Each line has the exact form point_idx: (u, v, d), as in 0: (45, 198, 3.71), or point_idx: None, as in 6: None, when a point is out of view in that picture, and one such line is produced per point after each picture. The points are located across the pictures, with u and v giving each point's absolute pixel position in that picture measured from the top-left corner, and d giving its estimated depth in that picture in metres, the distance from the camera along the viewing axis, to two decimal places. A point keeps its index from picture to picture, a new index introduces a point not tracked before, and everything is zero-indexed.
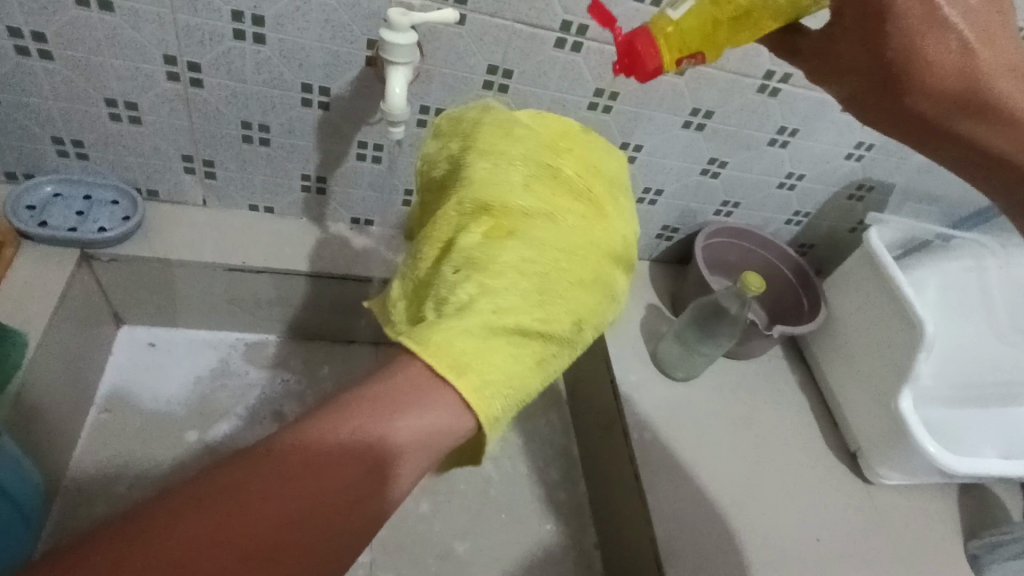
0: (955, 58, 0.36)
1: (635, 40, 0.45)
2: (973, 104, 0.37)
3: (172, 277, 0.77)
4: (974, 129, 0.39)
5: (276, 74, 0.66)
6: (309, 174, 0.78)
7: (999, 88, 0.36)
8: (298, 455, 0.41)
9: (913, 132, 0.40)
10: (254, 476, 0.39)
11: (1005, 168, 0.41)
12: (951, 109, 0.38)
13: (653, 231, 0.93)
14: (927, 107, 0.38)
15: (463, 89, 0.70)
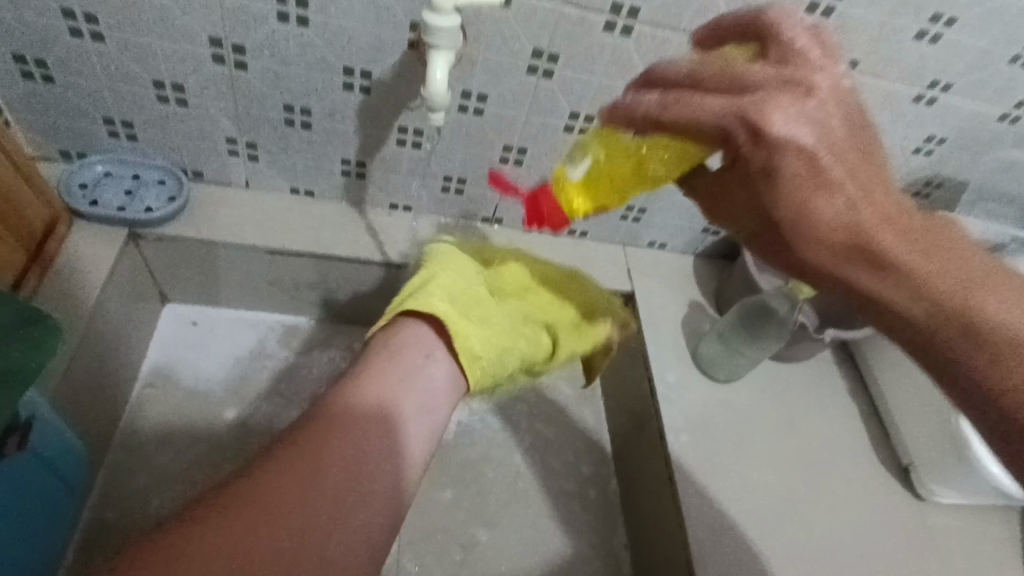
0: (829, 210, 0.37)
1: (541, 207, 0.60)
2: (862, 250, 0.38)
3: (215, 258, 0.78)
4: (856, 276, 0.39)
5: (318, 57, 0.65)
6: (349, 159, 0.77)
7: (879, 241, 0.37)
8: (301, 455, 0.49)
9: (819, 280, 0.40)
10: (297, 452, 0.49)
11: (895, 319, 0.39)
12: (830, 247, 0.38)
13: (699, 225, 0.89)
14: (812, 249, 0.39)
15: (506, 74, 0.68)
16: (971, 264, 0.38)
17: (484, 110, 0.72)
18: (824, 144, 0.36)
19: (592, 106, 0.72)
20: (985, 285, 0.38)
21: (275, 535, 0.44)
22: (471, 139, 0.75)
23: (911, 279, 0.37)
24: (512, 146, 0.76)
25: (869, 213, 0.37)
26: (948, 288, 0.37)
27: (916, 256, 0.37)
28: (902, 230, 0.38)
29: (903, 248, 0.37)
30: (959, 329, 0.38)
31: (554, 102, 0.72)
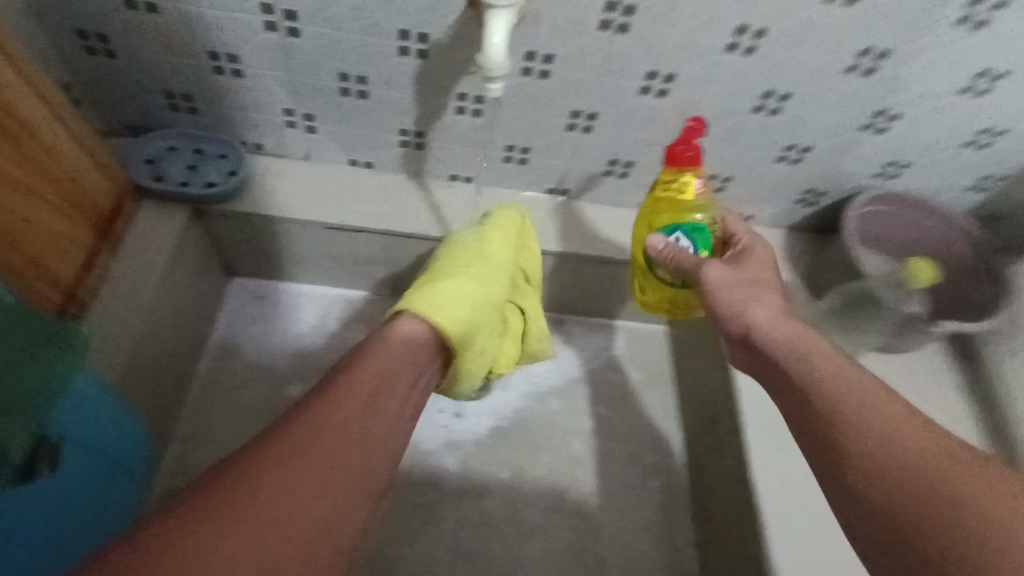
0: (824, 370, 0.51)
1: (693, 148, 0.64)
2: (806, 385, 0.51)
3: (275, 232, 0.77)
4: (795, 375, 0.52)
5: (372, 20, 0.61)
6: (408, 129, 0.73)
7: (818, 395, 0.50)
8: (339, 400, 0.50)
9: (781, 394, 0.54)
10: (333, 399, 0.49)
11: (857, 459, 0.45)
12: (815, 381, 0.51)
13: (791, 196, 0.79)
14: (835, 390, 0.49)
15: (575, 31, 0.61)
16: (874, 392, 0.48)
17: (550, 73, 0.65)
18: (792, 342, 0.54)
19: (672, 64, 0.64)
20: (925, 447, 0.44)
21: (323, 464, 0.45)
22: (536, 104, 0.69)
23: (857, 418, 0.47)
24: (580, 111, 0.69)
25: (833, 373, 0.51)
26: (872, 425, 0.46)
27: (899, 420, 0.46)
28: (812, 369, 0.51)
29: (880, 406, 0.47)
30: (875, 457, 0.44)
31: (628, 61, 0.64)
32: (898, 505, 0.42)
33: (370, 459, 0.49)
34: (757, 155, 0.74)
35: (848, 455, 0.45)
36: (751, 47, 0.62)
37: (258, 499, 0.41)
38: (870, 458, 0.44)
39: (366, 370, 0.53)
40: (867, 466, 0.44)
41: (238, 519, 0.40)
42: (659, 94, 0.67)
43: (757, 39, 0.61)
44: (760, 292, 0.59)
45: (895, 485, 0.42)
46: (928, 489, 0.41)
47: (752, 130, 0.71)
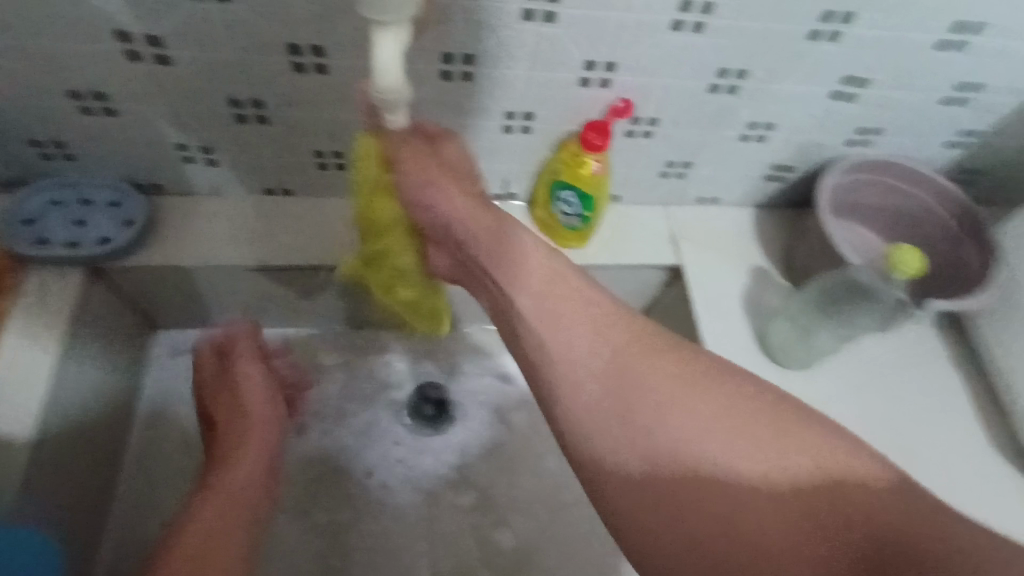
0: (577, 336, 0.49)
1: (603, 135, 0.60)
2: (571, 375, 0.49)
3: (192, 280, 0.68)
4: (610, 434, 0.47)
5: (253, 36, 0.51)
6: (323, 150, 0.64)
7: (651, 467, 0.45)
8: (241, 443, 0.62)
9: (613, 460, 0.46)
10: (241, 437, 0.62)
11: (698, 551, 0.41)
12: (651, 421, 0.45)
13: (759, 173, 0.72)
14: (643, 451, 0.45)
15: (494, 24, 0.52)
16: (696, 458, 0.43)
17: (473, 74, 0.56)
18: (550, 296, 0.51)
19: (611, 50, 0.55)
20: (756, 486, 0.41)
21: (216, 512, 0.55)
22: (462, 109, 0.60)
23: (608, 411, 0.47)
24: (515, 111, 0.61)
25: (598, 364, 0.48)
26: (641, 461, 0.44)
27: (705, 422, 0.44)
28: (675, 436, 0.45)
29: (621, 420, 0.46)
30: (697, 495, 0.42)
31: (562, 51, 0.55)
32: (687, 555, 0.41)
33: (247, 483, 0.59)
34: (718, 137, 0.66)
35: (601, 468, 0.45)
36: (698, 24, 0.53)
37: (186, 537, 0.52)
38: (690, 501, 0.42)
39: (229, 398, 0.66)
40: (685, 504, 0.42)
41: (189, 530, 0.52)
42: (602, 85, 0.59)
43: (704, 14, 0.53)
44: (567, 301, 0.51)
45: (646, 502, 0.43)
46: (723, 512, 0.41)
47: (712, 111, 0.63)
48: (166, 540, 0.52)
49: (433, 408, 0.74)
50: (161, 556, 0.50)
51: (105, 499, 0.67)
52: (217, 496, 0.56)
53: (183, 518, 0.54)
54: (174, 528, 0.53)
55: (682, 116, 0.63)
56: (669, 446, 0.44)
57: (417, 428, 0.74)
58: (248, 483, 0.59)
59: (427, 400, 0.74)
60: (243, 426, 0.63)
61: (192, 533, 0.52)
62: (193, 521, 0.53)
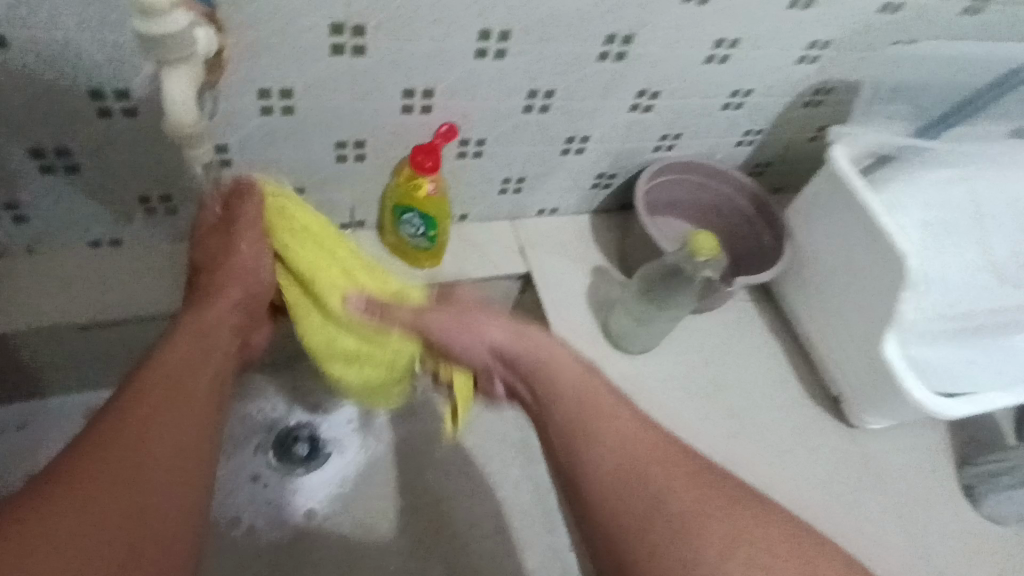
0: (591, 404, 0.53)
1: (431, 156, 0.63)
2: (585, 434, 0.51)
3: (10, 348, 0.63)
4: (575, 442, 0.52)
5: (47, 83, 0.50)
6: (148, 195, 0.62)
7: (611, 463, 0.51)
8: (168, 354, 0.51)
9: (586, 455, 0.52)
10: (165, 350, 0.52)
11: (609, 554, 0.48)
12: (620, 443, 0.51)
13: (587, 182, 0.79)
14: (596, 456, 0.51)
15: (306, 59, 0.54)
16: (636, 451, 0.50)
17: (295, 107, 0.58)
18: (576, 384, 0.54)
19: (425, 78, 0.59)
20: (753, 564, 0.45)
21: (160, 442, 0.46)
22: (292, 143, 0.61)
23: (625, 466, 0.49)
24: (345, 141, 0.63)
25: (624, 441, 0.51)
26: (619, 490, 0.49)
27: (715, 510, 0.47)
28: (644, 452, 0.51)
29: (637, 483, 0.48)
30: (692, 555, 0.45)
31: (379, 82, 0.58)
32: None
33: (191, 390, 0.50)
34: (544, 151, 0.72)
35: (590, 514, 0.49)
36: (498, 51, 0.59)
37: (91, 495, 0.42)
38: (684, 547, 0.45)
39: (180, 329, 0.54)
40: (682, 553, 0.45)
41: (108, 461, 0.44)
42: (424, 111, 0.63)
43: (503, 42, 0.58)
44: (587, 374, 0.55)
45: (624, 533, 0.47)
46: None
47: (531, 129, 0.69)
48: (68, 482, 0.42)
49: (306, 447, 0.75)
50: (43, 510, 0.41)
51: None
52: (135, 411, 0.47)
53: (92, 444, 0.44)
54: (74, 463, 0.43)
55: (506, 135, 0.69)
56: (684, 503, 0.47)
57: (290, 470, 0.73)
58: (178, 373, 0.50)
59: (297, 439, 0.75)
60: (211, 308, 0.55)
61: (101, 491, 0.42)
62: (96, 469, 0.43)
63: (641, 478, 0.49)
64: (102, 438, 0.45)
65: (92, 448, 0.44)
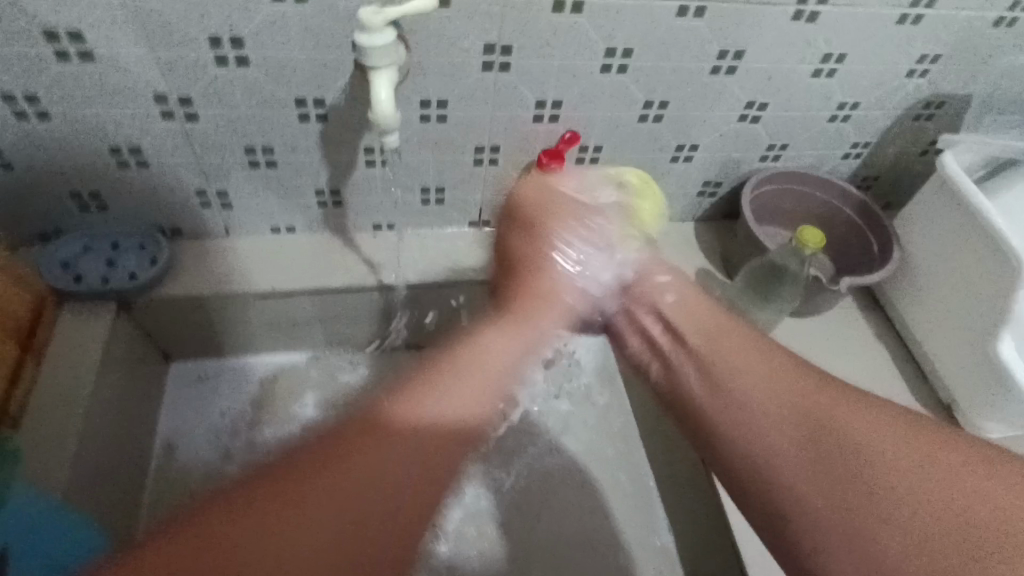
0: (748, 366, 0.58)
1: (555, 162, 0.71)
2: (727, 377, 0.58)
3: (207, 311, 0.77)
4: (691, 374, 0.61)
5: (268, 94, 0.64)
6: (322, 188, 0.75)
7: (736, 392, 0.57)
8: (357, 436, 0.48)
9: (765, 420, 0.55)
10: (394, 428, 0.50)
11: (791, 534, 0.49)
12: (732, 370, 0.59)
13: (693, 189, 0.85)
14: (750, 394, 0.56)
15: (461, 75, 0.65)
16: (768, 381, 0.57)
17: (446, 116, 0.69)
18: (700, 327, 0.64)
19: (556, 90, 0.69)
20: (902, 461, 0.48)
21: (345, 492, 0.45)
22: (439, 146, 0.72)
23: (766, 402, 0.55)
24: (483, 146, 0.73)
25: (761, 375, 0.57)
26: (742, 400, 0.56)
27: (855, 414, 0.52)
28: (768, 395, 0.56)
29: (777, 413, 0.54)
30: (846, 471, 0.49)
31: (517, 94, 0.68)
32: (819, 491, 0.49)
33: (398, 467, 0.48)
34: (655, 159, 0.79)
35: (729, 446, 0.56)
36: (622, 65, 0.67)
37: (315, 488, 0.45)
38: (835, 466, 0.50)
39: (473, 368, 0.58)
40: (832, 472, 0.50)
41: (343, 479, 0.46)
42: (551, 119, 0.72)
43: (626, 58, 0.67)
44: (741, 355, 0.59)
45: (817, 519, 0.48)
46: (860, 467, 0.49)
47: (644, 137, 0.76)
48: (284, 488, 0.44)
49: None
50: (235, 504, 0.43)
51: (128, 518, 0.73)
52: (379, 442, 0.48)
53: (348, 444, 0.48)
54: (306, 459, 0.46)
55: (623, 142, 0.76)
56: (829, 415, 0.53)
57: None
58: (382, 476, 0.47)
59: None
60: (387, 427, 0.50)
61: (355, 471, 0.46)
62: (337, 474, 0.46)
63: (780, 398, 0.55)
64: (293, 487, 0.44)
65: (350, 451, 0.47)
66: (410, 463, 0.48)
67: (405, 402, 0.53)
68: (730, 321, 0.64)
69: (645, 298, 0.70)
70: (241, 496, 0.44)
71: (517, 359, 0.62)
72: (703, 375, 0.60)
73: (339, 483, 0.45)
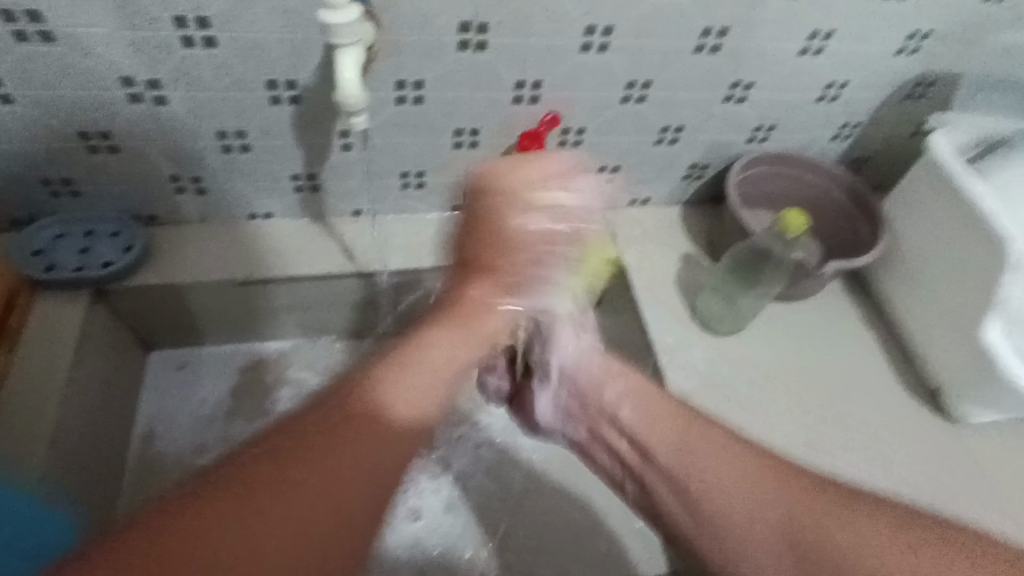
0: (700, 447, 0.54)
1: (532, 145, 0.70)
2: (682, 464, 0.54)
3: (185, 299, 0.76)
4: (648, 467, 0.56)
5: (238, 76, 0.62)
6: (299, 173, 0.73)
7: (699, 489, 0.52)
8: (306, 443, 0.42)
9: (726, 509, 0.50)
10: (361, 423, 0.44)
11: None
12: (690, 459, 0.53)
13: (679, 172, 0.83)
14: (709, 486, 0.51)
15: (436, 55, 0.64)
16: (721, 462, 0.52)
17: (423, 98, 0.67)
18: (653, 413, 0.58)
19: (536, 71, 0.67)
20: (883, 547, 0.44)
21: (279, 513, 0.40)
22: (417, 129, 0.71)
23: (721, 493, 0.51)
24: (462, 129, 0.72)
25: (717, 462, 0.52)
26: (705, 485, 0.52)
27: (828, 508, 0.47)
28: (717, 482, 0.51)
29: (738, 500, 0.50)
30: (826, 574, 0.45)
31: (495, 75, 0.67)
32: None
33: (347, 485, 0.42)
34: (639, 141, 0.78)
35: (696, 541, 0.52)
36: (603, 44, 0.66)
37: (257, 508, 0.39)
38: (811, 559, 0.46)
39: (425, 371, 0.49)
40: (810, 566, 0.46)
41: (279, 494, 0.40)
42: (532, 101, 0.70)
43: (607, 36, 0.65)
44: (699, 440, 0.54)
45: None
46: (837, 563, 0.45)
47: (628, 119, 0.75)
48: (239, 493, 0.39)
49: None
50: (190, 515, 0.38)
51: (106, 506, 0.73)
52: (327, 447, 0.42)
53: (289, 447, 0.42)
54: (244, 464, 0.41)
55: (606, 124, 0.75)
56: (791, 508, 0.48)
57: None
58: (322, 488, 0.41)
59: None
60: (341, 428, 0.43)
61: (302, 488, 0.41)
62: (269, 489, 0.40)
63: (740, 485, 0.50)
64: (211, 517, 0.38)
65: (291, 454, 0.42)
66: (366, 471, 0.43)
67: (361, 394, 0.46)
68: (675, 402, 0.59)
69: (602, 414, 0.61)
70: (214, 488, 0.40)
71: (460, 360, 0.52)
72: (656, 470, 0.56)
73: (269, 507, 0.39)
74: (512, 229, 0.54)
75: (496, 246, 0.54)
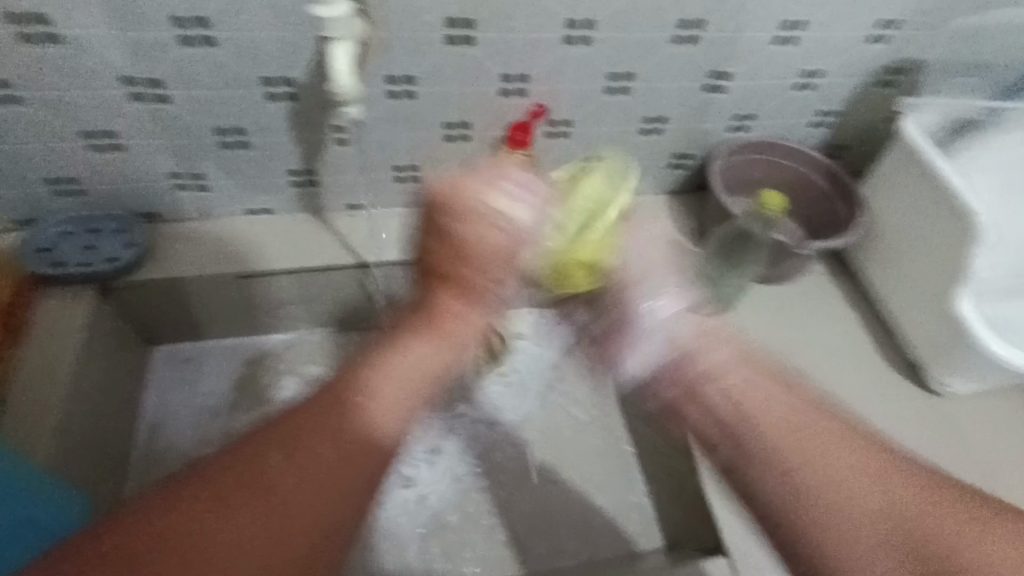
0: (821, 441, 0.45)
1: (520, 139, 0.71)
2: (794, 461, 0.45)
3: (186, 293, 0.78)
4: (744, 456, 0.47)
5: (235, 74, 0.65)
6: (296, 168, 0.76)
7: (817, 493, 0.43)
8: (290, 443, 0.46)
9: (866, 525, 0.42)
10: (338, 430, 0.47)
11: None
12: (807, 462, 0.44)
13: (664, 161, 0.86)
14: (837, 503, 0.43)
15: (425, 50, 0.66)
16: (834, 461, 0.44)
17: (414, 92, 0.70)
18: (760, 398, 0.49)
19: (521, 64, 0.70)
20: None
21: (252, 516, 0.43)
22: (408, 123, 0.73)
23: (857, 509, 0.43)
24: (452, 122, 0.74)
25: (844, 470, 0.44)
26: (831, 494, 0.43)
27: (957, 524, 0.41)
28: (841, 478, 0.43)
29: (876, 524, 0.42)
30: None
31: (483, 68, 0.69)
32: None
33: (326, 488, 0.45)
34: (624, 131, 0.81)
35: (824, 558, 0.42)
36: (584, 38, 0.69)
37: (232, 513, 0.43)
38: None
39: (399, 375, 0.51)
40: None
41: (258, 498, 0.44)
42: (518, 93, 0.73)
43: (589, 30, 0.68)
44: (807, 436, 0.45)
45: None
46: None
47: (611, 110, 0.78)
48: (216, 496, 0.43)
49: None
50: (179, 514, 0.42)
51: (114, 495, 0.75)
52: (307, 449, 0.46)
53: (274, 449, 0.46)
54: (229, 468, 0.45)
55: (590, 115, 0.78)
56: (900, 497, 0.43)
57: None
58: (307, 486, 0.45)
59: None
60: (317, 435, 0.46)
61: (283, 495, 0.44)
62: (245, 495, 0.44)
63: (868, 491, 0.43)
64: (196, 520, 0.42)
65: (269, 458, 0.45)
66: (343, 477, 0.46)
67: (345, 400, 0.48)
68: (771, 375, 0.51)
69: (686, 390, 0.51)
70: (194, 490, 0.44)
71: (425, 362, 0.53)
72: (768, 468, 0.45)
73: (249, 512, 0.43)
74: (474, 237, 0.54)
75: (466, 260, 0.55)
